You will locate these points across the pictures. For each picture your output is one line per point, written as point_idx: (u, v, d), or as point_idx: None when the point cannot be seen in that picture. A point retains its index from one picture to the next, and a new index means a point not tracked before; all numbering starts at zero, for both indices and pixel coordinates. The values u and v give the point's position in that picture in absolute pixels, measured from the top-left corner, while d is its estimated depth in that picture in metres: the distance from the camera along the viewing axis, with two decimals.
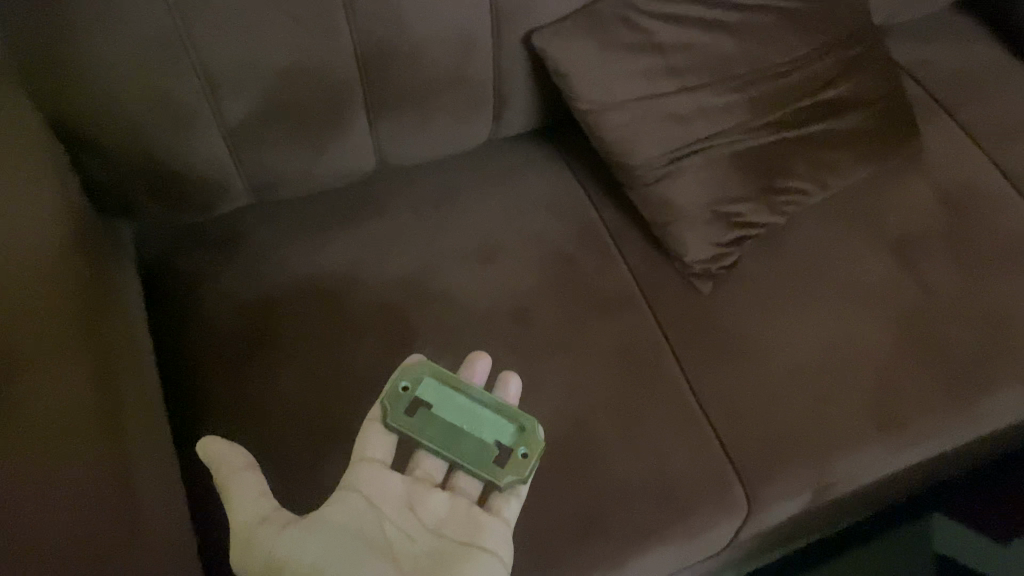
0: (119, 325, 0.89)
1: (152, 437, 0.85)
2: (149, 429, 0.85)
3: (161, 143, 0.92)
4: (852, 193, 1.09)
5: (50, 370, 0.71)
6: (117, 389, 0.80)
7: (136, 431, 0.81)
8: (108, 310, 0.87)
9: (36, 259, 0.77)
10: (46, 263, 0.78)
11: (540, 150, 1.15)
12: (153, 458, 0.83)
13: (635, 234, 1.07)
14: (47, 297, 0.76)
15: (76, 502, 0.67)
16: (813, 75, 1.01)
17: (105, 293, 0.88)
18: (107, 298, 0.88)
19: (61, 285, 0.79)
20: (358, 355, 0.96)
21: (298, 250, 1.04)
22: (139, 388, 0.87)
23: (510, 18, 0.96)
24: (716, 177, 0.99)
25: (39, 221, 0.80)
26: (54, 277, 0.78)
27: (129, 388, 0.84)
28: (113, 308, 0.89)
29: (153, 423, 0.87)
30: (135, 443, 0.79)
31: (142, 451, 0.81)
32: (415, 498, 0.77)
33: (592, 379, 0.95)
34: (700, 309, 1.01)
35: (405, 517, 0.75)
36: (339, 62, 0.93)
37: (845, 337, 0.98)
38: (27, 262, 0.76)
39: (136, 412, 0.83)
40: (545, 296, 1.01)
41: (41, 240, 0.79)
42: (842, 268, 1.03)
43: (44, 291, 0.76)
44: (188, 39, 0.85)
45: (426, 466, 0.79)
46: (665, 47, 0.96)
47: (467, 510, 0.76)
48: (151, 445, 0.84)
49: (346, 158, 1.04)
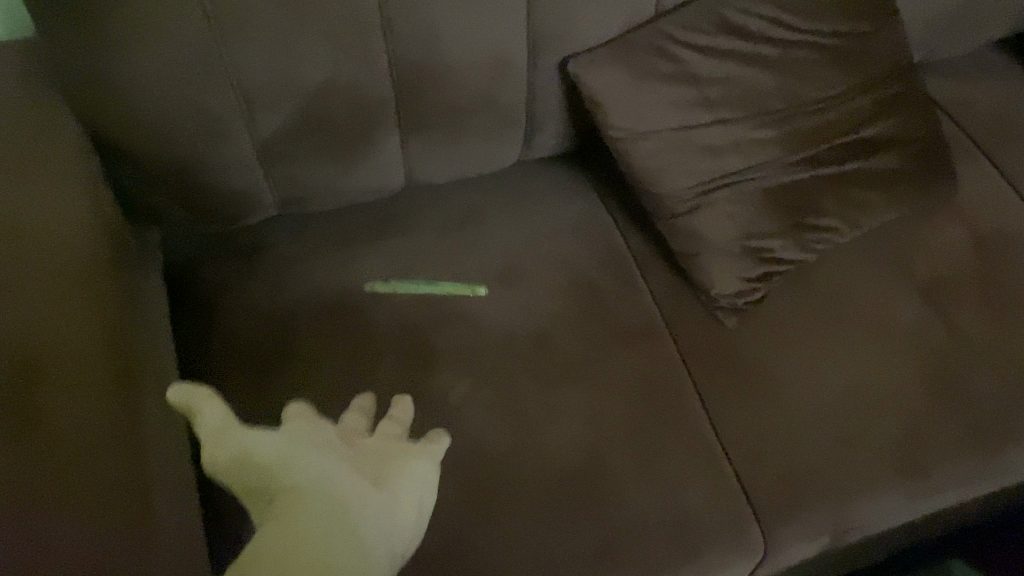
0: (146, 335, 0.89)
1: (174, 450, 0.85)
2: (171, 440, 0.85)
3: (194, 152, 0.93)
4: (882, 232, 1.08)
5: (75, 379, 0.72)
6: (142, 398, 0.80)
7: (159, 442, 0.81)
8: (136, 317, 0.87)
9: (61, 267, 0.78)
10: (74, 271, 0.79)
11: (569, 174, 1.15)
12: (174, 470, 0.82)
13: (660, 263, 1.06)
14: (72, 305, 0.76)
15: (93, 506, 0.66)
16: (849, 113, 1.00)
17: (133, 300, 0.89)
18: (135, 305, 0.88)
19: (88, 292, 0.79)
20: (378, 373, 0.96)
21: (323, 264, 1.04)
22: (162, 398, 0.87)
23: (546, 43, 0.96)
24: (746, 212, 0.98)
25: (66, 231, 0.81)
26: (82, 284, 0.79)
27: (155, 397, 0.84)
28: (139, 315, 0.89)
29: (174, 434, 0.87)
30: (157, 455, 0.79)
31: (165, 463, 0.80)
32: (353, 435, 0.86)
33: (610, 408, 0.94)
34: (723, 342, 1.00)
35: (350, 435, 0.85)
36: (372, 80, 0.93)
37: (870, 379, 0.97)
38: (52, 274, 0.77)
39: (160, 421, 0.83)
40: (566, 322, 1.00)
41: (68, 249, 0.80)
42: (869, 309, 1.02)
43: (71, 300, 0.77)
44: (226, 53, 0.85)
45: (349, 423, 0.87)
46: (700, 79, 0.96)
47: (398, 440, 0.86)
48: (172, 457, 0.83)
49: (375, 175, 1.04)
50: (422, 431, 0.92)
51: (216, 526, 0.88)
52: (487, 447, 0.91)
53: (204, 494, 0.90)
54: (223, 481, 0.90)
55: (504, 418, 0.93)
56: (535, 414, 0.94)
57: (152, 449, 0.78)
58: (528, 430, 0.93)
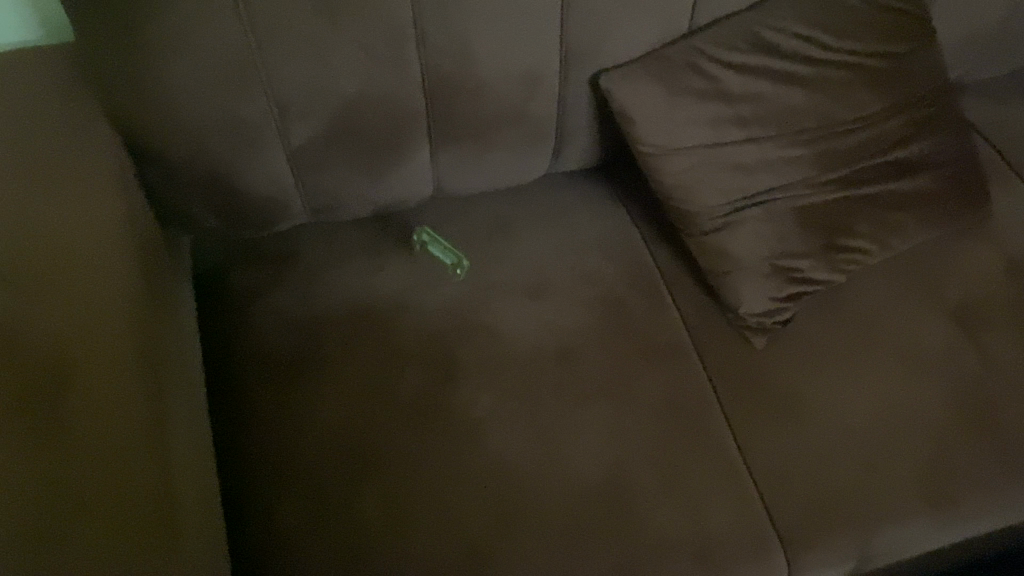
0: (175, 339, 0.89)
1: (200, 455, 0.85)
2: (197, 445, 0.85)
3: (227, 160, 0.93)
4: (913, 254, 1.06)
5: (103, 381, 0.72)
6: (170, 401, 0.80)
7: (185, 446, 0.81)
8: (166, 321, 0.88)
9: (92, 269, 0.79)
10: (103, 272, 0.79)
11: (598, 189, 1.15)
12: (199, 475, 0.83)
13: (688, 281, 1.06)
14: (102, 308, 0.77)
15: (117, 501, 0.67)
16: (883, 133, 0.99)
17: (164, 304, 0.89)
18: (165, 310, 0.89)
19: (123, 293, 0.80)
20: (402, 384, 0.96)
21: (350, 273, 1.04)
22: (189, 404, 0.87)
23: (579, 58, 0.96)
24: (777, 231, 0.97)
25: (98, 234, 0.82)
26: (116, 286, 0.80)
27: (182, 401, 0.84)
28: (169, 320, 0.89)
29: (201, 440, 0.87)
30: (183, 459, 0.79)
31: (190, 467, 0.80)
32: None
33: (634, 426, 0.94)
34: (751, 361, 0.99)
35: None
36: (405, 91, 0.93)
37: (899, 403, 0.96)
38: (87, 275, 0.78)
39: (186, 426, 0.83)
40: (591, 338, 1.00)
41: (99, 252, 0.81)
42: (899, 332, 1.00)
43: (106, 301, 0.78)
44: (262, 62, 0.86)
45: None
46: (734, 96, 0.96)
47: None
48: (198, 462, 0.84)
49: (405, 185, 1.04)
50: (445, 443, 0.92)
51: (238, 527, 0.87)
52: (509, 462, 0.91)
53: (227, 495, 0.89)
54: (247, 483, 0.89)
55: (527, 432, 0.93)
56: (559, 430, 0.93)
57: (179, 453, 0.78)
58: (552, 446, 0.92)
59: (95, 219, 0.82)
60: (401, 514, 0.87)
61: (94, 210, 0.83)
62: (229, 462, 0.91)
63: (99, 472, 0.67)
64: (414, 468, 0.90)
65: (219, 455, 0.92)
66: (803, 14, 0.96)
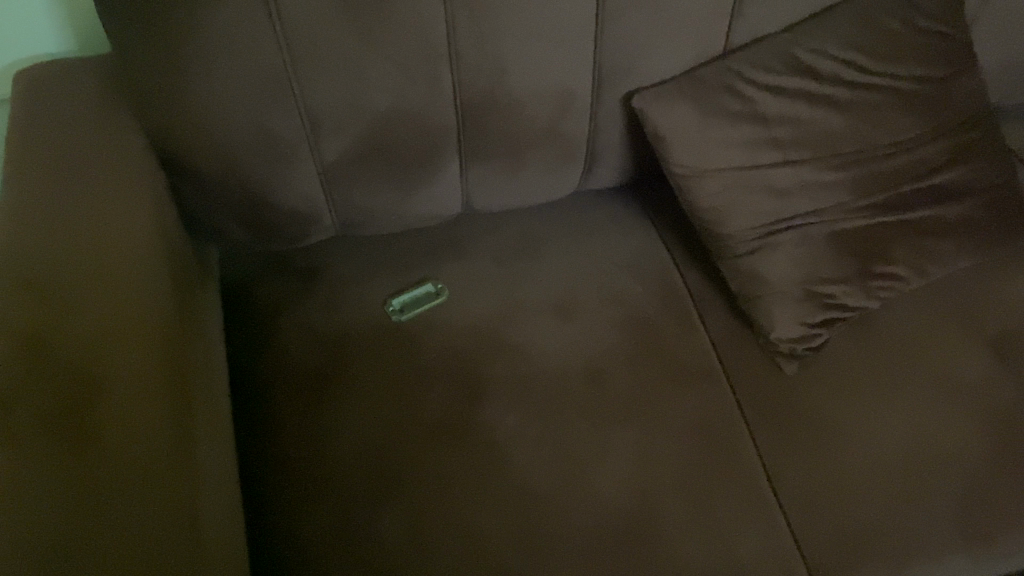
0: (201, 348, 0.89)
1: (223, 470, 0.84)
2: (220, 460, 0.84)
3: (258, 174, 0.93)
4: (950, 282, 1.04)
5: (130, 394, 0.71)
6: (194, 407, 0.80)
7: (210, 461, 0.80)
8: (192, 327, 0.87)
9: (123, 277, 0.78)
10: (135, 281, 0.79)
11: (629, 208, 1.14)
12: (221, 484, 0.82)
13: (719, 303, 1.04)
14: (132, 317, 0.76)
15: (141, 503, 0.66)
16: (922, 159, 0.97)
17: (191, 314, 0.89)
18: (192, 319, 0.88)
19: (151, 297, 0.79)
20: (428, 402, 0.95)
21: (379, 288, 1.04)
22: (214, 414, 0.87)
23: (613, 77, 0.96)
24: (811, 255, 0.96)
25: (130, 244, 0.81)
26: (144, 289, 0.79)
27: (206, 407, 0.83)
28: (196, 330, 0.89)
29: (225, 454, 0.86)
30: (208, 474, 0.78)
31: (214, 482, 0.79)
32: None
33: (661, 450, 0.92)
34: (782, 387, 0.97)
35: None
36: (438, 108, 0.93)
37: (935, 434, 0.93)
38: (114, 278, 0.78)
39: (209, 433, 0.82)
40: (619, 359, 0.99)
41: (129, 260, 0.80)
42: (935, 361, 0.98)
43: (134, 304, 0.77)
44: (295, 78, 0.86)
45: None
46: (769, 118, 0.95)
47: None
48: (222, 476, 0.83)
49: (434, 202, 1.04)
50: (469, 464, 0.90)
51: (261, 541, 0.86)
52: (533, 484, 0.89)
53: (250, 508, 0.88)
54: (270, 498, 0.88)
55: (552, 454, 0.92)
56: (584, 452, 0.92)
57: (204, 467, 0.77)
58: (578, 468, 0.91)
59: (124, 227, 0.82)
60: (424, 534, 0.86)
61: (126, 220, 0.83)
62: (251, 476, 0.90)
63: (121, 475, 0.66)
64: (438, 488, 0.89)
65: (242, 469, 0.91)
66: (842, 36, 0.95)
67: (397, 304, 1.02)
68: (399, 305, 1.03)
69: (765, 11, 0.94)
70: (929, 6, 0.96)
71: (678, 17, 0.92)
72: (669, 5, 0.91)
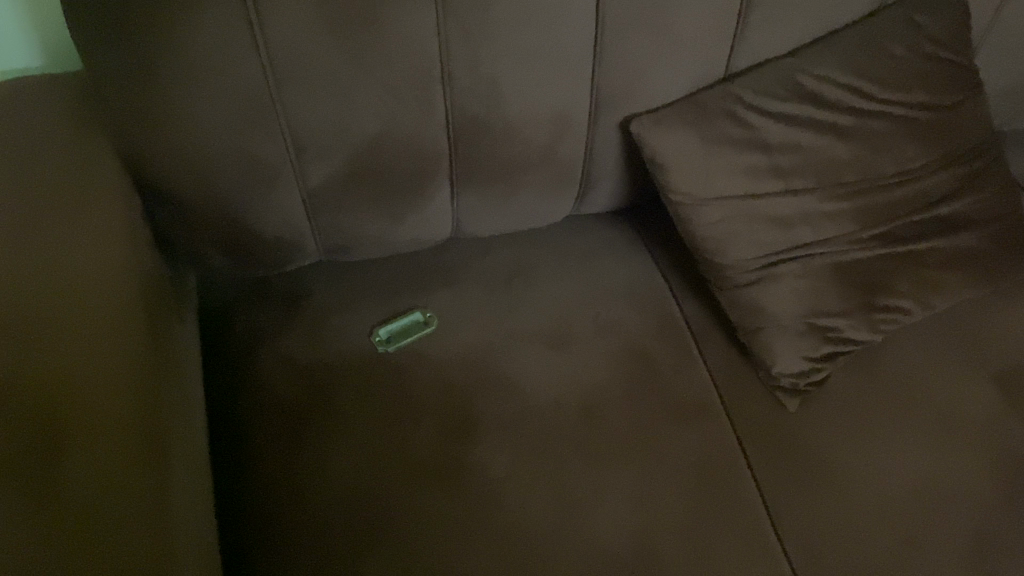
0: (175, 367, 0.85)
1: (196, 497, 0.79)
2: (195, 486, 0.80)
3: (240, 200, 0.89)
4: (953, 315, 1.02)
5: (99, 446, 0.66)
6: (166, 420, 0.76)
7: (185, 494, 0.75)
8: (165, 343, 0.84)
9: (95, 305, 0.73)
10: (106, 307, 0.74)
11: (624, 234, 1.11)
12: (194, 505, 0.78)
13: (717, 334, 1.01)
14: (105, 342, 0.72)
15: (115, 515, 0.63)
16: (927, 189, 0.95)
17: (165, 332, 0.85)
18: (166, 337, 0.84)
19: (125, 312, 0.76)
20: (418, 438, 0.90)
21: (365, 316, 1.00)
22: (188, 439, 0.82)
23: (610, 101, 0.93)
24: (814, 288, 0.93)
25: (95, 268, 0.76)
26: (116, 304, 0.75)
27: (177, 422, 0.80)
28: (170, 351, 0.85)
29: (199, 484, 0.82)
30: (183, 507, 0.73)
31: (187, 501, 0.75)
32: None
33: (659, 488, 0.88)
34: (783, 422, 0.93)
35: None
36: (430, 131, 0.89)
37: (941, 472, 0.90)
38: (85, 299, 0.73)
39: (181, 449, 0.79)
40: (615, 392, 0.95)
41: (99, 291, 0.75)
42: (940, 397, 0.95)
43: (107, 319, 0.74)
44: (278, 99, 0.82)
45: None
46: (772, 146, 0.92)
47: None
48: (195, 501, 0.79)
49: (422, 228, 1.00)
50: (458, 507, 0.86)
51: None
52: (525, 525, 0.85)
53: (229, 550, 0.83)
54: (250, 539, 0.83)
55: (545, 493, 0.87)
56: (580, 492, 0.88)
57: (175, 481, 0.73)
58: (573, 509, 0.86)
59: (91, 255, 0.77)
60: None
61: (92, 245, 0.77)
62: (230, 518, 0.85)
63: (98, 484, 0.63)
64: (426, 533, 0.84)
65: (219, 509, 0.86)
66: (847, 62, 0.92)
67: (383, 332, 0.99)
68: (385, 334, 0.99)
69: (768, 35, 0.91)
70: (936, 33, 0.94)
71: (680, 40, 0.89)
72: (671, 28, 0.88)
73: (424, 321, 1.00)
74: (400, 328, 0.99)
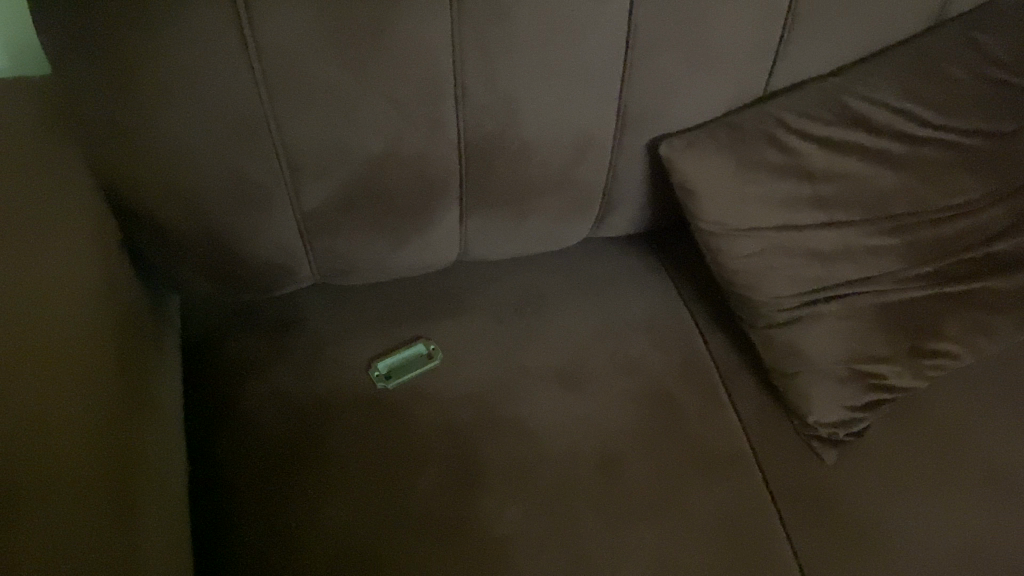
0: (150, 395, 0.77)
1: (168, 530, 0.71)
2: (169, 521, 0.72)
3: (226, 223, 0.80)
4: (1003, 360, 0.94)
5: (81, 472, 0.58)
6: (137, 446, 0.69)
7: (156, 524, 0.68)
8: (140, 365, 0.76)
9: (74, 318, 0.66)
10: (86, 323, 0.67)
11: (645, 262, 1.03)
12: (167, 540, 0.70)
13: (747, 376, 0.93)
14: (87, 359, 0.65)
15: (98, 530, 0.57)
16: (985, 225, 0.86)
17: (140, 359, 0.76)
18: (141, 363, 0.76)
19: (99, 333, 0.69)
20: (420, 487, 0.82)
21: (365, 347, 0.92)
22: (162, 470, 0.74)
23: (639, 120, 0.85)
24: (857, 330, 0.85)
25: (67, 287, 0.67)
26: (92, 322, 0.68)
27: (149, 450, 0.72)
28: (145, 377, 0.77)
29: (173, 519, 0.73)
30: (153, 539, 0.66)
31: (157, 531, 0.68)
32: None
33: (683, 549, 0.80)
34: (820, 475, 0.85)
35: None
36: (441, 151, 0.81)
37: (994, 537, 0.81)
38: (66, 308, 0.66)
39: (153, 474, 0.71)
40: (636, 437, 0.87)
41: (74, 309, 0.67)
42: (991, 451, 0.87)
43: (85, 334, 0.67)
44: (273, 114, 0.73)
45: None
46: (814, 173, 0.85)
47: None
48: (168, 535, 0.71)
49: (428, 254, 0.91)
50: (463, 566, 0.77)
51: None
52: None
53: None
54: None
55: (558, 552, 0.79)
56: (596, 552, 0.79)
57: (144, 509, 0.66)
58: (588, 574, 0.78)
59: (53, 278, 0.67)
60: None
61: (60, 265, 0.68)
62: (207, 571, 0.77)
63: (85, 496, 0.58)
64: None
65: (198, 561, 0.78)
66: (896, 83, 0.86)
67: (383, 366, 0.90)
68: (385, 368, 0.90)
69: (813, 52, 0.85)
70: (995, 52, 0.87)
71: (718, 58, 0.81)
72: (709, 43, 0.80)
73: (427, 355, 0.92)
74: (400, 362, 0.91)
